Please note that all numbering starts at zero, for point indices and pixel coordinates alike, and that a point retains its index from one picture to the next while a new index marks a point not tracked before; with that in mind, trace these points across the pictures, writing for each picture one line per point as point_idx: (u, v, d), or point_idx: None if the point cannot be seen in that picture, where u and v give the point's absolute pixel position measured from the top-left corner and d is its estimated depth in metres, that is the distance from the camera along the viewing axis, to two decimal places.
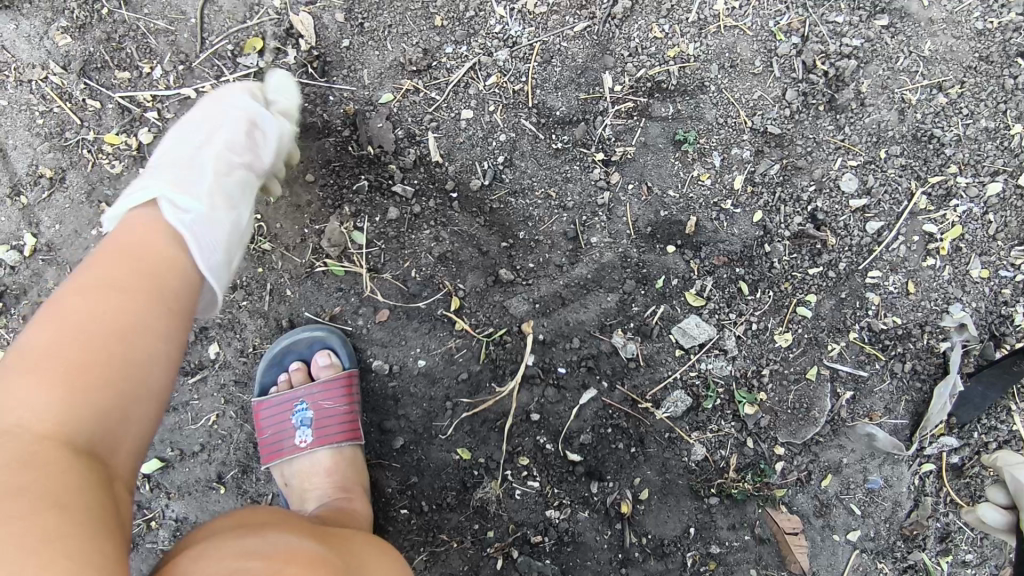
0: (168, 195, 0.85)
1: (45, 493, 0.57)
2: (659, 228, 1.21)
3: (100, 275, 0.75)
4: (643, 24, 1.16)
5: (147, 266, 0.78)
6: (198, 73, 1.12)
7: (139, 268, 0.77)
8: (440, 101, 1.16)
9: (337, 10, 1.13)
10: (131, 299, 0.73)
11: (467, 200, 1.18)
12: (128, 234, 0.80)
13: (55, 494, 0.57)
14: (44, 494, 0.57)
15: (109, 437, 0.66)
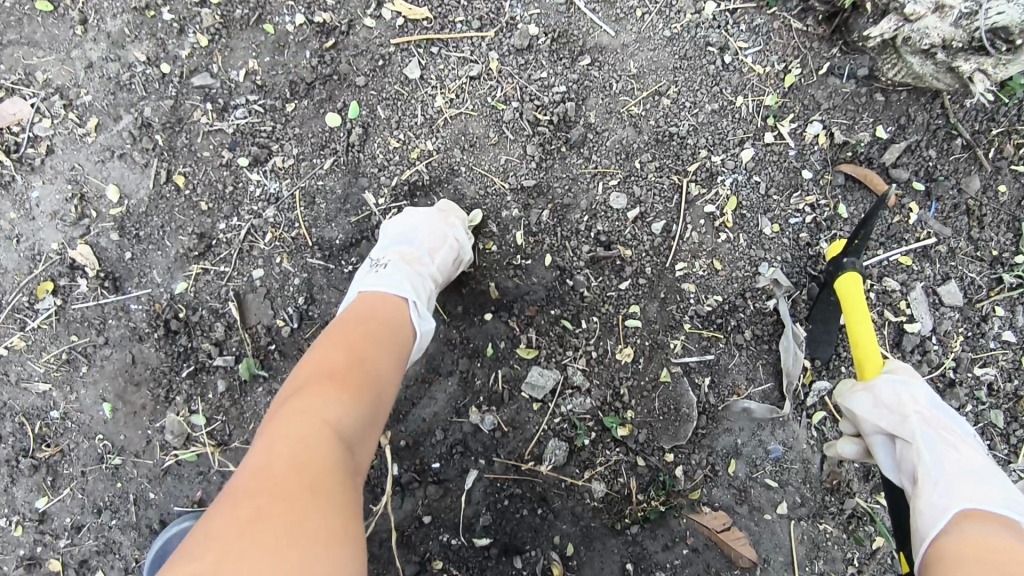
0: (412, 302, 1.06)
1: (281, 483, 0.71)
2: (469, 303, 1.30)
3: (368, 322, 1.00)
4: (381, 141, 1.30)
5: (389, 320, 1.01)
6: (4, 331, 1.22)
7: (377, 322, 1.00)
8: (230, 271, 1.25)
9: (111, 230, 1.24)
10: (375, 345, 0.95)
11: (285, 346, 1.24)
12: (376, 304, 1.04)
13: (298, 486, 0.71)
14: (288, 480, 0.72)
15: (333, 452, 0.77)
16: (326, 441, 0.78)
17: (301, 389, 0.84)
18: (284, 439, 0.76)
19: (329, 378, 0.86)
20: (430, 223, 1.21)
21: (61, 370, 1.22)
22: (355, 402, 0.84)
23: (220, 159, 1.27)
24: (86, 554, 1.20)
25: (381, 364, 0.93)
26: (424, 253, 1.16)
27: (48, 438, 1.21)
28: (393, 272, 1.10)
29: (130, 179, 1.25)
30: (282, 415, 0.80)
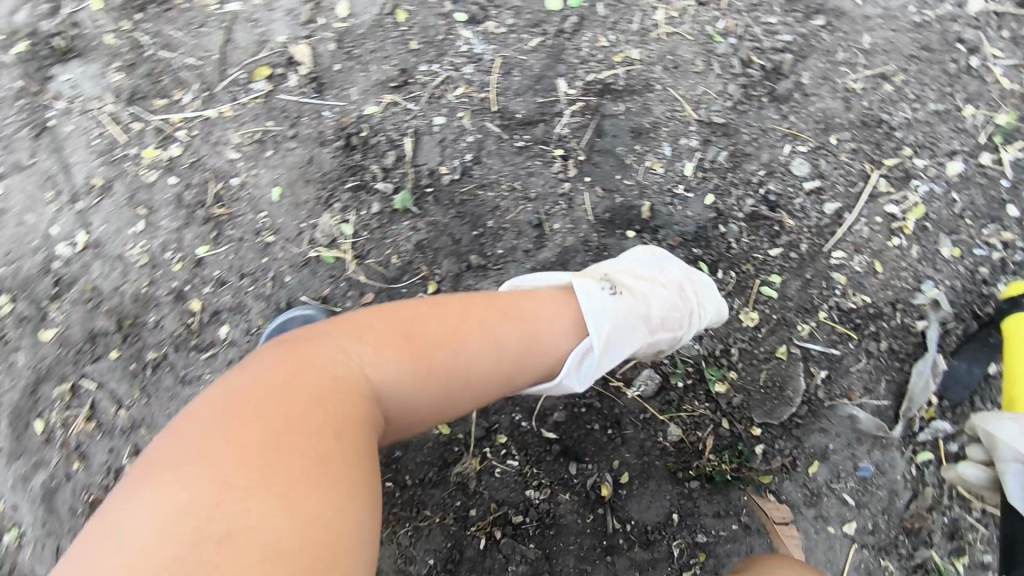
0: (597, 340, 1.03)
1: (283, 421, 0.72)
2: (618, 214, 1.31)
3: (505, 314, 0.96)
4: (591, 36, 1.32)
5: (539, 322, 0.99)
6: (218, 98, 1.37)
7: (514, 319, 0.96)
8: (416, 110, 1.34)
9: (331, 41, 1.35)
10: (478, 336, 0.91)
11: (440, 193, 1.33)
12: (551, 306, 1.02)
13: (290, 439, 0.71)
14: (289, 423, 0.72)
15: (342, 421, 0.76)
16: (351, 401, 0.78)
17: (352, 333, 0.85)
18: (299, 371, 0.78)
19: (401, 343, 0.86)
20: (677, 300, 1.16)
21: (252, 148, 1.37)
22: (403, 379, 0.85)
23: (442, 10, 1.34)
24: (220, 307, 1.37)
25: (471, 348, 0.90)
26: (643, 327, 1.12)
27: (223, 200, 1.37)
28: (615, 311, 1.07)
29: (361, 1, 1.35)
30: (315, 352, 0.81)
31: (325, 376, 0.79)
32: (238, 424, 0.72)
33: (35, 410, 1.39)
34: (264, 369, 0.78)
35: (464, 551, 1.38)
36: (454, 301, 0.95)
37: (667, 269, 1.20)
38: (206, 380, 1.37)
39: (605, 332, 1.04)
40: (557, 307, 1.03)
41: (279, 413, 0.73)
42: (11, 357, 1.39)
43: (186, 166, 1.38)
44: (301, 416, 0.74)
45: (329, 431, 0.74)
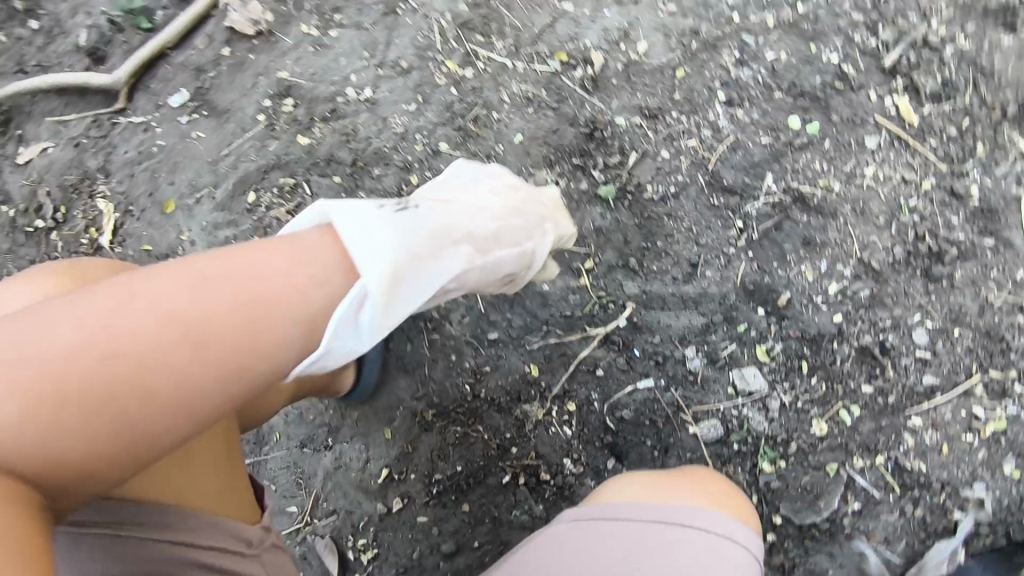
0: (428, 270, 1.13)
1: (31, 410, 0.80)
2: (759, 290, 1.55)
3: (257, 303, 0.93)
4: (810, 158, 1.62)
5: (317, 289, 0.98)
6: (520, 56, 1.75)
7: (286, 267, 0.97)
8: (652, 139, 1.67)
9: (620, 63, 1.72)
10: (251, 330, 0.92)
11: (636, 202, 1.63)
12: (306, 247, 1.00)
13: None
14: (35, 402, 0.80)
15: (108, 401, 0.83)
16: (107, 354, 0.83)
17: (116, 326, 0.85)
18: (43, 352, 0.82)
19: (130, 379, 0.84)
20: (516, 221, 1.31)
21: (522, 100, 1.73)
22: (161, 350, 0.86)
23: (711, 84, 1.70)
24: None
25: (213, 306, 0.90)
26: (455, 239, 1.19)
27: (478, 122, 1.72)
28: (426, 242, 1.14)
29: (659, 49, 1.73)
30: (119, 318, 0.85)
31: (91, 360, 0.82)
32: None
33: (257, 184, 1.70)
34: (55, 333, 0.83)
35: (488, 476, 1.56)
36: (283, 263, 0.97)
37: (524, 221, 1.32)
38: None
39: (389, 270, 1.05)
40: (329, 246, 1.02)
41: (62, 409, 0.81)
42: (268, 142, 1.71)
43: (469, 87, 1.74)
44: (37, 430, 0.80)
45: (60, 426, 0.81)
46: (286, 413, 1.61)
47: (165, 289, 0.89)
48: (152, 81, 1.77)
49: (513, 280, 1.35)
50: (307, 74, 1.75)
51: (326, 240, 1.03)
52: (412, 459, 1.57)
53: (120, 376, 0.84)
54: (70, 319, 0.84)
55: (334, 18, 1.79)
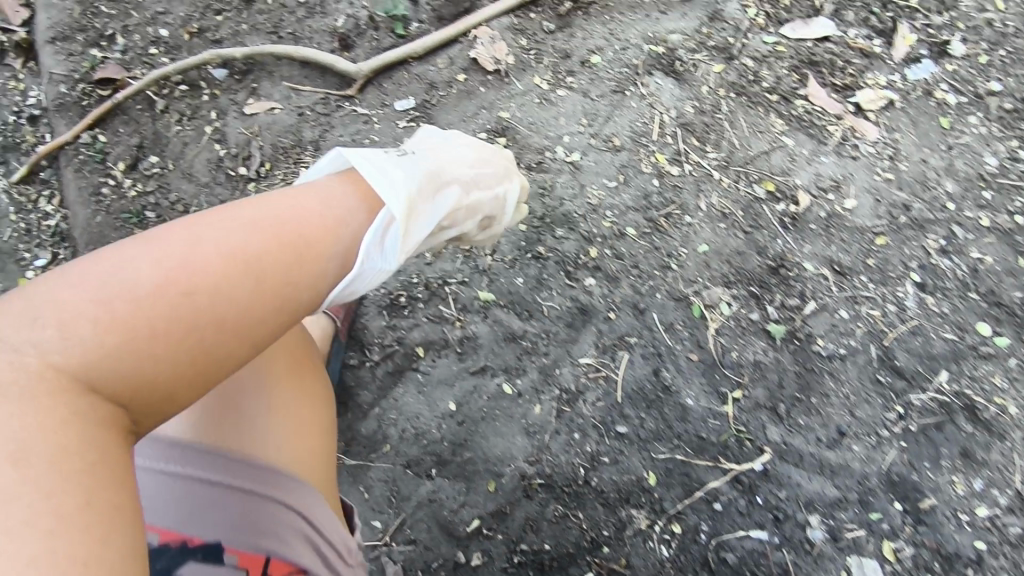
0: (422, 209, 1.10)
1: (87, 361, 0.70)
2: (903, 484, 1.49)
3: (304, 237, 0.89)
4: (991, 370, 1.57)
5: (342, 229, 0.95)
6: (728, 172, 1.78)
7: (325, 215, 0.93)
8: (835, 295, 1.66)
9: (824, 211, 1.73)
10: (307, 259, 0.89)
11: (803, 350, 1.61)
12: (330, 194, 0.96)
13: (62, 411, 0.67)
14: (112, 334, 0.72)
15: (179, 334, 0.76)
16: (187, 286, 0.77)
17: (194, 251, 0.79)
18: (129, 292, 0.74)
19: (205, 308, 0.78)
20: (463, 152, 1.29)
21: (717, 213, 1.75)
22: (234, 281, 0.81)
23: (908, 261, 1.68)
24: (601, 268, 1.71)
25: (273, 241, 0.86)
26: (442, 184, 1.17)
27: (670, 219, 1.75)
28: (415, 178, 1.11)
29: (865, 210, 1.73)
30: (187, 254, 0.78)
31: (172, 293, 0.76)
32: (70, 334, 0.70)
33: None
34: (134, 268, 0.76)
35: (571, 565, 1.49)
36: (312, 204, 0.93)
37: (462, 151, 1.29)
38: (551, 293, 1.69)
39: (406, 199, 1.05)
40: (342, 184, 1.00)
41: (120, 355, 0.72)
42: None
43: (670, 184, 1.78)
44: (121, 366, 0.72)
45: (147, 356, 0.74)
46: (401, 429, 1.61)
47: (230, 227, 0.83)
48: (386, 79, 1.89)
49: (490, 226, 1.35)
50: (526, 122, 1.83)
51: (357, 191, 1.00)
52: (505, 520, 1.53)
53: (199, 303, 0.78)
54: (134, 256, 0.76)
55: (566, 80, 1.88)
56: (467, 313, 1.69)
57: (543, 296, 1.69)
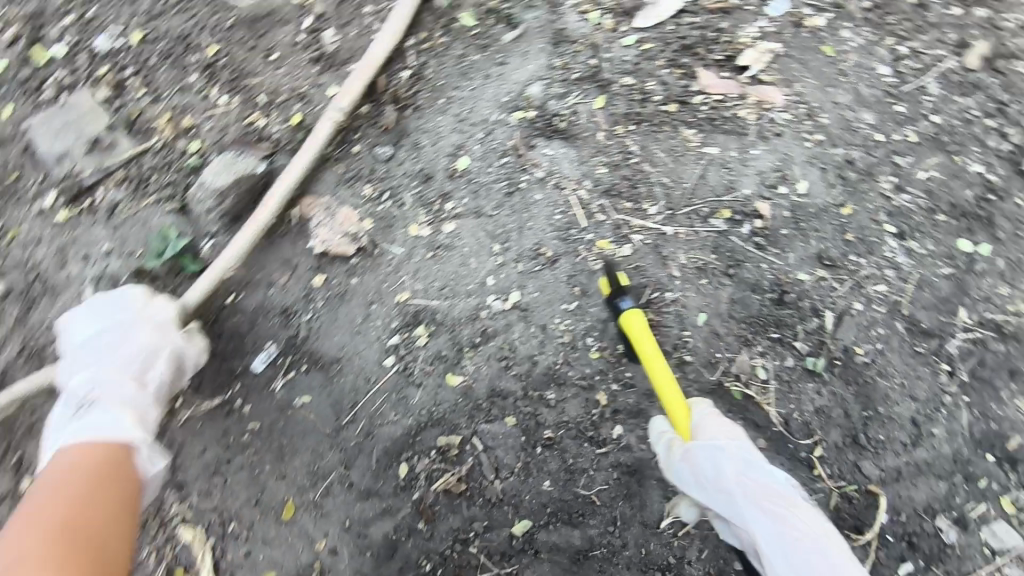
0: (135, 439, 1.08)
1: None
2: (985, 437, 1.51)
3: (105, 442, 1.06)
4: (992, 282, 1.59)
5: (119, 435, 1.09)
6: (677, 220, 1.50)
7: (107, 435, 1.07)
8: (840, 291, 1.54)
9: (785, 209, 1.55)
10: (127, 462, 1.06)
11: (847, 369, 1.50)
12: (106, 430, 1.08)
13: None
14: None
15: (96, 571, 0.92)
16: (78, 529, 0.94)
17: (67, 494, 0.97)
18: (37, 544, 0.90)
19: (94, 538, 0.94)
20: (128, 334, 1.17)
21: (692, 271, 1.49)
22: (105, 500, 0.99)
23: (876, 216, 1.59)
24: (621, 408, 1.39)
25: (101, 453, 1.04)
26: (122, 387, 1.12)
27: (651, 307, 1.47)
28: (108, 414, 1.08)
29: (819, 187, 1.58)
30: (63, 505, 0.96)
31: (70, 538, 0.92)
32: None
33: (407, 451, 1.29)
34: (37, 530, 0.92)
35: None
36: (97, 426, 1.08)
37: (133, 325, 1.18)
38: (590, 475, 1.35)
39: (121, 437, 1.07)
40: (85, 452, 1.03)
41: None
42: (411, 393, 1.31)
43: (630, 268, 1.47)
44: None
45: None
46: None
47: (65, 461, 1.02)
48: (217, 341, 1.29)
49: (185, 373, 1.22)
50: (434, 289, 1.36)
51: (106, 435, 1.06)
52: None
53: (97, 542, 0.94)
54: (27, 531, 0.92)
55: (446, 209, 1.40)
56: (513, 561, 1.30)
57: (580, 484, 1.34)
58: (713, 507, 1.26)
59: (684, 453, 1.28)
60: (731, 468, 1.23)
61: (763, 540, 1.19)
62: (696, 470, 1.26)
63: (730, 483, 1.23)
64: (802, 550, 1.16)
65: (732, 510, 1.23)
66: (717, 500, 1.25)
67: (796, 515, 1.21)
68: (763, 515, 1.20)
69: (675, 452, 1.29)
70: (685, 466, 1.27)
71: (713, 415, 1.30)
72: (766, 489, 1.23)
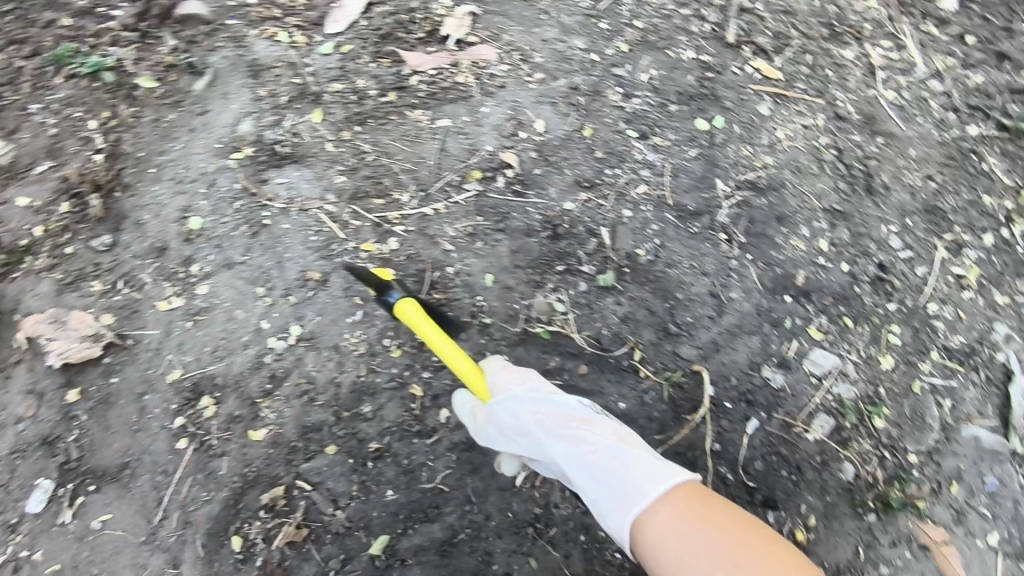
0: None
1: None
2: (777, 283, 1.61)
3: None
4: (736, 147, 1.70)
5: None
6: (434, 197, 1.51)
7: None
8: (607, 205, 1.59)
9: (532, 150, 1.59)
10: None
11: (636, 271, 1.55)
12: None
13: None
14: None
15: None
16: None
17: None
18: None
19: None
20: None
21: (464, 239, 1.50)
22: None
23: (617, 127, 1.66)
24: (440, 391, 1.39)
25: None
26: None
27: (437, 286, 1.46)
28: None
29: (555, 120, 1.62)
30: None
31: None
32: None
33: (234, 522, 1.24)
34: None
35: None
36: None
37: None
38: (431, 467, 1.34)
39: None
40: None
41: None
42: (217, 464, 1.26)
43: (402, 259, 1.46)
44: None
45: None
46: None
47: None
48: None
49: None
50: (207, 356, 1.31)
51: None
52: None
53: None
54: None
55: (193, 273, 1.36)
56: None
57: (424, 480, 1.33)
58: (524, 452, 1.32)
59: (485, 414, 1.32)
60: (526, 412, 1.29)
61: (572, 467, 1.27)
62: (500, 425, 1.31)
63: (530, 426, 1.29)
64: (602, 459, 1.25)
65: (541, 448, 1.29)
66: (526, 446, 1.30)
67: (593, 430, 1.28)
68: (564, 441, 1.28)
69: (478, 416, 1.32)
70: (490, 426, 1.32)
71: (504, 368, 1.33)
72: (563, 418, 1.30)
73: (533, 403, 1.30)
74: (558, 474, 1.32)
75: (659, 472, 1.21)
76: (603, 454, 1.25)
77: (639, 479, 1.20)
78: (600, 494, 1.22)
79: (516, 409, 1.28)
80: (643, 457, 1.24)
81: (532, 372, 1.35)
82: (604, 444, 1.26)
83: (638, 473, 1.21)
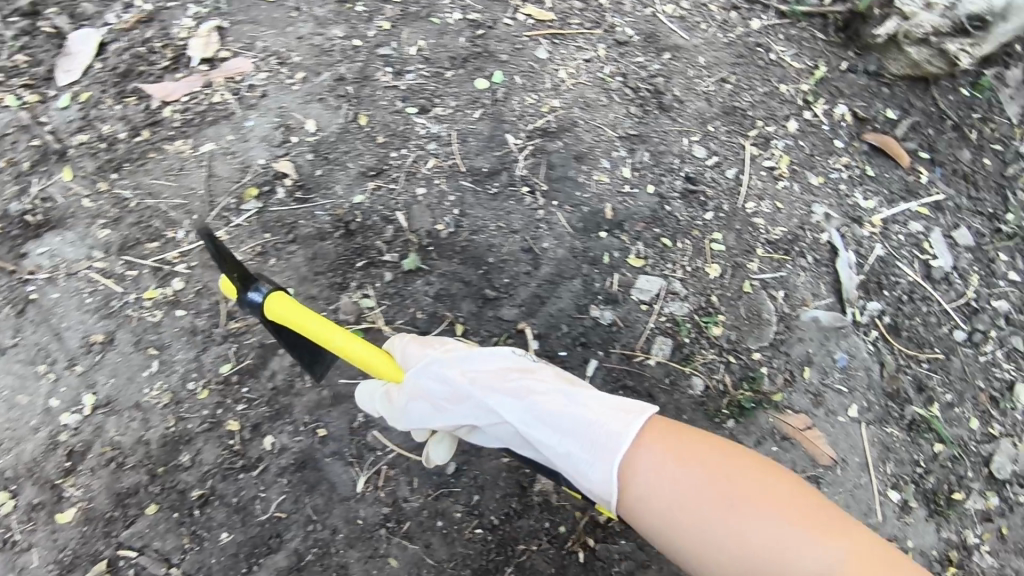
0: None
1: None
2: (588, 222, 1.58)
3: None
4: (520, 99, 1.64)
5: None
6: (213, 226, 1.44)
7: None
8: (399, 188, 1.53)
9: (307, 152, 1.52)
10: None
11: (441, 247, 1.50)
12: None
13: None
14: None
15: None
16: None
17: None
18: None
19: None
20: None
21: (255, 261, 1.44)
22: None
23: (394, 107, 1.59)
24: (259, 419, 1.35)
25: None
26: None
27: (236, 315, 1.40)
28: None
29: (326, 116, 1.55)
30: None
31: None
32: None
33: None
34: None
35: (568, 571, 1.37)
36: None
37: None
38: (264, 497, 1.30)
39: None
40: None
41: None
42: (26, 558, 1.21)
43: (191, 297, 1.39)
44: None
45: None
46: None
47: None
48: None
49: None
50: None
51: None
52: None
53: None
54: None
55: None
56: None
57: (258, 513, 1.29)
58: (466, 420, 1.24)
59: (409, 391, 1.26)
60: (458, 374, 1.24)
61: (522, 421, 1.19)
62: (432, 396, 1.25)
63: (462, 386, 1.23)
64: (559, 404, 1.19)
65: (480, 410, 1.23)
66: (465, 412, 1.24)
67: (537, 379, 1.24)
68: (502, 395, 1.21)
69: (398, 395, 1.27)
70: (416, 401, 1.26)
71: (414, 341, 1.31)
72: (501, 373, 1.25)
73: (466, 364, 1.25)
74: (508, 436, 1.25)
75: (613, 407, 1.16)
76: (558, 401, 1.19)
77: (599, 419, 1.14)
78: (565, 441, 1.15)
79: (444, 372, 1.24)
80: (598, 396, 1.19)
81: (449, 340, 1.33)
82: (556, 390, 1.21)
83: (602, 412, 1.15)
